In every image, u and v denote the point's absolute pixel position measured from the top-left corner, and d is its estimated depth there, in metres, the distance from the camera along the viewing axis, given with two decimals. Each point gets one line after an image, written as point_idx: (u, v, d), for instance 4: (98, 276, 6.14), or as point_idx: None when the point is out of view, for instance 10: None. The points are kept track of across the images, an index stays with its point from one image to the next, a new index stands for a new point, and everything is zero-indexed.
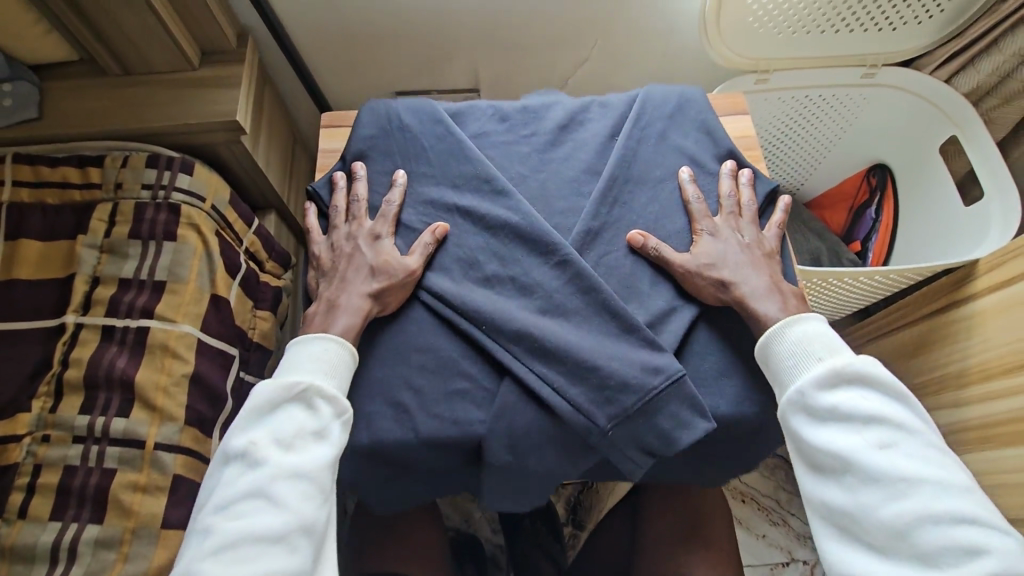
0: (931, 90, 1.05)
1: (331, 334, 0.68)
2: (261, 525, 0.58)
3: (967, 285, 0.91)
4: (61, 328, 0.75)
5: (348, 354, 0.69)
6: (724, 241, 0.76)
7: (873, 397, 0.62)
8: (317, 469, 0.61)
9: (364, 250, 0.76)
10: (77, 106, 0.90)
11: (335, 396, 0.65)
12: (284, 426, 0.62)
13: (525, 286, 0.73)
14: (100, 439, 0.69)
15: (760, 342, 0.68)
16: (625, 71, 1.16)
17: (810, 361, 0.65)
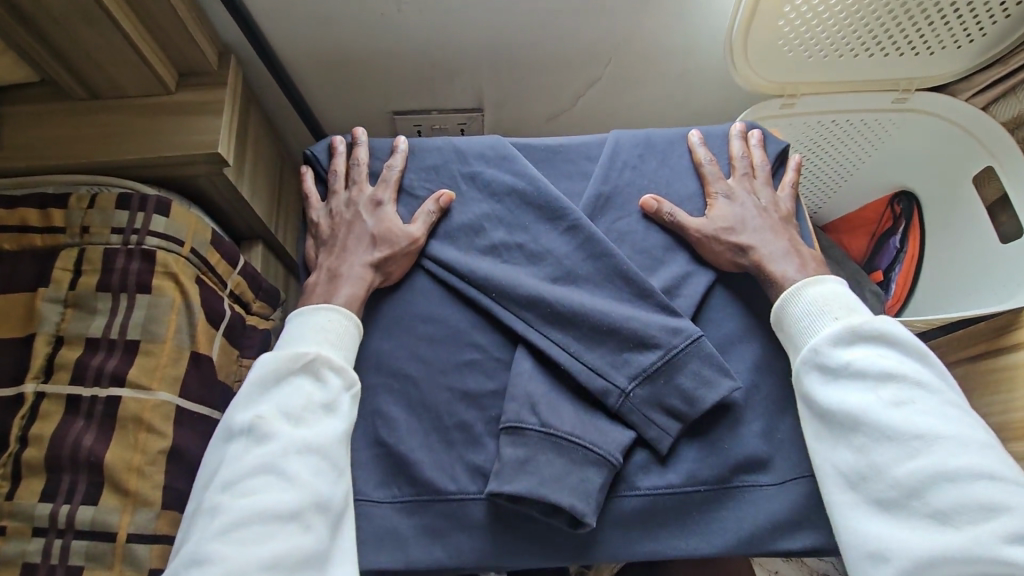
0: (968, 118, 0.98)
1: (335, 304, 0.64)
2: (271, 502, 0.53)
3: (1011, 333, 0.85)
4: (19, 398, 0.66)
5: (353, 325, 0.64)
6: (743, 203, 0.70)
7: (889, 352, 0.58)
8: (330, 442, 0.57)
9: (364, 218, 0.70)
10: (37, 136, 0.80)
11: (343, 365, 0.61)
12: (292, 398, 0.58)
13: (529, 247, 0.69)
14: (65, 531, 0.61)
15: (775, 306, 0.65)
16: (641, 92, 1.07)
17: (825, 317, 0.61)
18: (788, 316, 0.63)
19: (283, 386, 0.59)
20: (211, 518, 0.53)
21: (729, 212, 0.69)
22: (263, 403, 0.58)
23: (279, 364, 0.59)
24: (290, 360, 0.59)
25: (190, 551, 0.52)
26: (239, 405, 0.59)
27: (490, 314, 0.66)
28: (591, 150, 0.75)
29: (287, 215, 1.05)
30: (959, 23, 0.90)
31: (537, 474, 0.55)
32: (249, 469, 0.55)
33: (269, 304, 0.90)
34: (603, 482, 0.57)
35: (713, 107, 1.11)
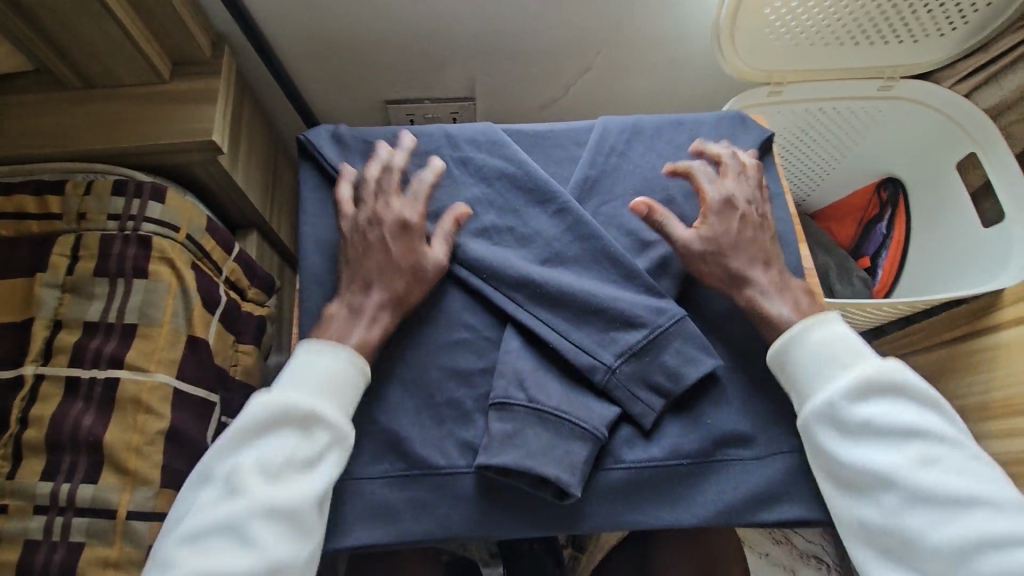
0: (951, 105, 1.00)
1: (343, 347, 0.61)
2: (228, 563, 0.53)
3: (991, 314, 0.88)
4: (19, 381, 0.67)
5: (354, 374, 0.60)
6: (739, 215, 0.67)
7: (900, 396, 0.58)
8: (301, 508, 0.55)
9: (396, 236, 0.65)
10: (33, 125, 0.81)
11: (334, 425, 0.58)
12: (274, 451, 0.57)
13: (523, 232, 0.69)
14: (65, 509, 0.63)
15: (772, 350, 0.62)
16: (631, 81, 1.09)
17: (834, 364, 0.60)
18: (793, 358, 0.61)
19: (272, 435, 0.58)
20: (171, 565, 0.54)
21: (720, 226, 0.66)
22: (246, 450, 0.58)
23: (270, 412, 0.58)
24: (281, 409, 0.58)
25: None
26: (221, 449, 0.58)
27: (479, 292, 0.67)
28: (580, 135, 0.76)
29: (280, 203, 1.06)
30: (942, 12, 0.92)
31: (524, 448, 0.57)
32: (216, 523, 0.54)
33: (264, 290, 0.90)
34: (588, 454, 0.58)
35: (702, 96, 1.13)
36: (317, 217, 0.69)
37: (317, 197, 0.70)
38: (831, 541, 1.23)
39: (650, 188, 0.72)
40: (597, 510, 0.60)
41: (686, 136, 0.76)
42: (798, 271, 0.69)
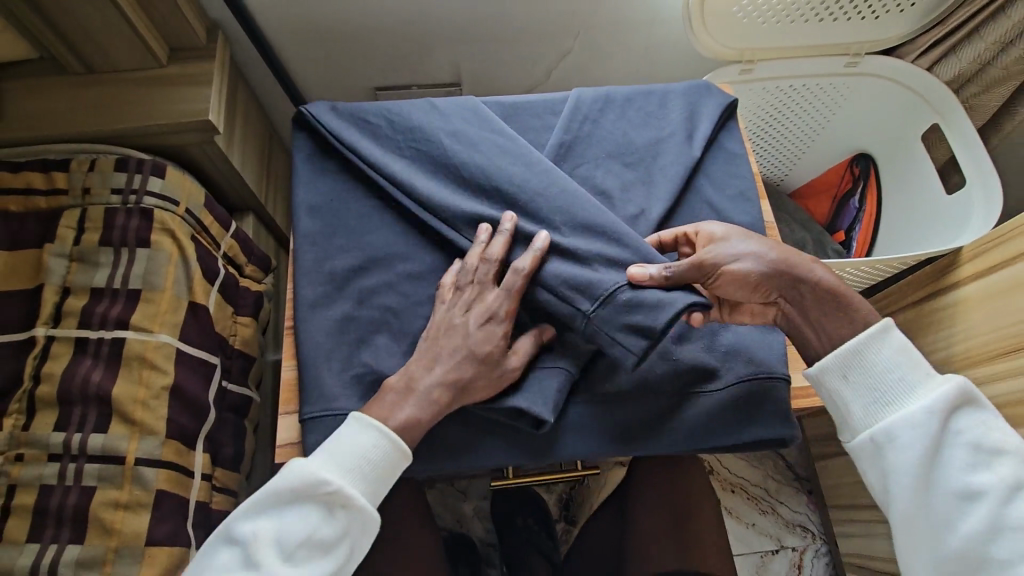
0: (914, 79, 1.04)
1: (386, 428, 0.59)
2: None
3: (951, 273, 0.93)
4: (31, 341, 0.72)
5: (392, 460, 0.59)
6: (749, 235, 0.64)
7: (968, 406, 0.59)
8: None
9: (469, 328, 0.63)
10: (37, 108, 0.85)
11: (359, 515, 0.58)
12: (294, 528, 0.56)
13: (508, 187, 0.69)
14: (78, 456, 0.68)
15: (844, 350, 0.61)
16: (611, 62, 1.13)
17: (907, 376, 0.59)
18: (860, 372, 0.60)
19: (296, 507, 0.57)
20: None
21: (741, 242, 0.63)
22: (267, 519, 0.57)
23: (303, 486, 0.56)
24: (312, 486, 0.56)
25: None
26: (246, 509, 0.57)
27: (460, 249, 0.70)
28: (555, 106, 0.81)
29: (274, 185, 1.10)
30: None
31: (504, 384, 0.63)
32: None
33: (261, 268, 0.95)
34: (561, 385, 0.63)
35: (678, 74, 1.17)
36: (309, 182, 0.74)
37: (308, 165, 0.75)
38: (816, 510, 1.22)
39: (620, 152, 0.77)
40: (571, 438, 0.65)
41: (654, 104, 0.81)
42: (759, 224, 0.74)
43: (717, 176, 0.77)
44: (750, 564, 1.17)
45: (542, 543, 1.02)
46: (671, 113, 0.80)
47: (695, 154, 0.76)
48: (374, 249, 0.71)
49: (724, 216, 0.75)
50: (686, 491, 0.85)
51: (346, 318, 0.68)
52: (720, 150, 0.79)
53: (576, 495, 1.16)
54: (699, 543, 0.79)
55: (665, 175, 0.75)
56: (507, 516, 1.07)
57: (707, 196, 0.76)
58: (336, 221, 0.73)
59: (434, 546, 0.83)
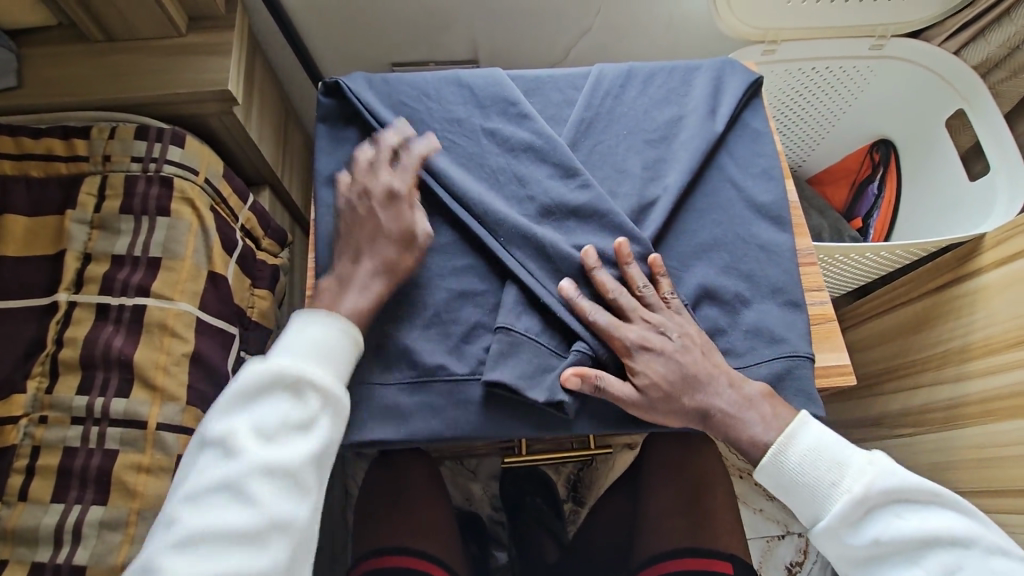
0: (941, 64, 1.03)
1: (336, 314, 0.61)
2: (229, 524, 0.51)
3: (972, 260, 0.93)
4: (54, 306, 0.73)
5: (350, 341, 0.61)
6: (668, 356, 0.62)
7: (873, 504, 0.57)
8: (298, 469, 0.54)
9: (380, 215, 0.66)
10: (55, 74, 0.85)
11: (328, 395, 0.57)
12: (272, 415, 0.55)
13: (548, 200, 0.71)
14: (100, 419, 0.69)
15: (761, 470, 0.61)
16: (633, 39, 1.11)
17: (815, 485, 0.59)
18: (781, 484, 0.61)
19: (266, 399, 0.56)
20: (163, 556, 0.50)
21: (662, 376, 0.62)
22: (240, 415, 0.55)
23: (277, 372, 0.56)
24: (279, 373, 0.56)
25: (151, 550, 0.51)
26: (212, 412, 0.55)
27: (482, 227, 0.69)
28: (577, 80, 0.80)
29: (290, 161, 1.10)
30: None
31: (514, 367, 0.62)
32: (211, 484, 0.52)
33: (277, 242, 0.94)
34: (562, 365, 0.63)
35: (698, 54, 1.16)
36: (330, 151, 0.74)
37: (330, 135, 0.75)
38: None
39: (642, 129, 0.77)
40: (593, 410, 0.65)
41: (677, 80, 0.80)
42: (783, 202, 0.74)
43: (740, 154, 0.77)
44: (758, 548, 1.18)
45: (551, 524, 1.04)
46: (695, 90, 0.79)
47: (718, 130, 0.75)
48: None
49: (746, 193, 0.74)
50: (699, 474, 0.86)
51: None
52: (745, 128, 0.78)
53: (584, 477, 1.17)
54: (714, 517, 0.80)
55: (688, 150, 0.74)
56: (515, 493, 1.09)
57: (730, 173, 0.75)
58: None
59: (447, 518, 0.84)
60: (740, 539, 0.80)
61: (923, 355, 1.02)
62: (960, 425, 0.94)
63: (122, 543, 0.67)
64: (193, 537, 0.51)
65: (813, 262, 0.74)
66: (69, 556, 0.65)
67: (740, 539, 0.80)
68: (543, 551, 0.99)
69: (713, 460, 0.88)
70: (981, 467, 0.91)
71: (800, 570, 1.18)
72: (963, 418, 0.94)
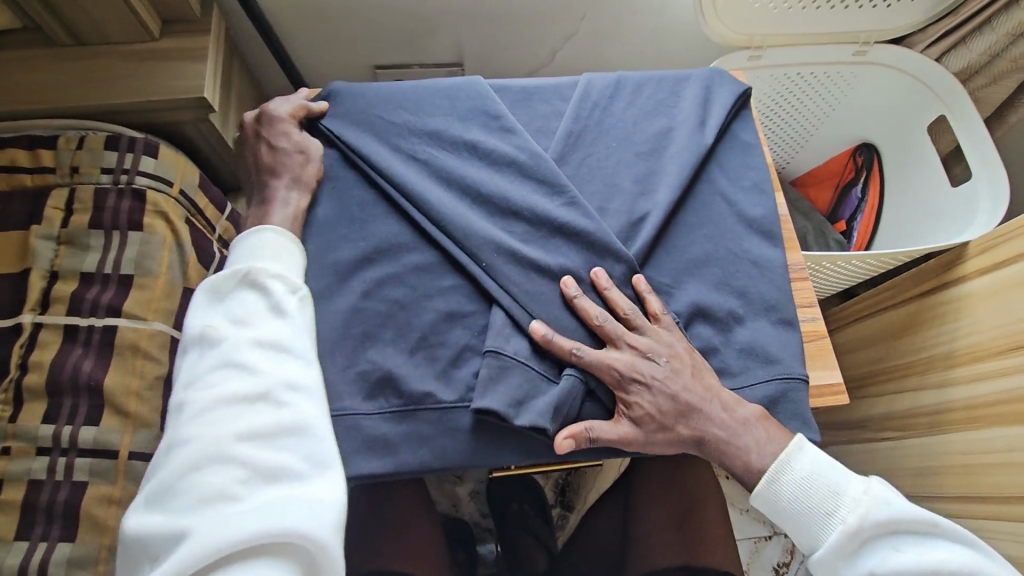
0: (924, 71, 1.02)
1: (268, 224, 0.63)
2: (232, 393, 0.51)
3: (956, 267, 0.93)
4: (18, 329, 0.69)
5: (290, 242, 0.63)
6: (658, 387, 0.61)
7: (869, 536, 0.57)
8: (287, 335, 0.54)
9: (283, 143, 0.70)
10: (16, 81, 0.80)
11: (289, 278, 0.58)
12: (241, 302, 0.55)
13: (535, 218, 0.68)
14: (68, 449, 0.66)
15: (757, 497, 0.61)
16: (621, 44, 1.10)
17: (811, 514, 0.59)
18: (778, 512, 0.61)
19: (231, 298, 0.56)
20: (178, 455, 0.48)
21: (655, 407, 0.60)
22: (211, 316, 0.55)
23: (234, 271, 0.56)
24: (232, 272, 0.57)
25: (171, 436, 0.50)
26: (182, 330, 0.55)
27: (465, 248, 0.66)
28: (564, 90, 0.78)
29: None
30: None
31: (504, 392, 0.60)
32: (204, 373, 0.52)
33: None
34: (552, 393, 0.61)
35: (686, 60, 1.14)
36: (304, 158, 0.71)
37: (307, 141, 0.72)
38: None
39: (631, 142, 0.75)
40: None
41: (666, 91, 0.79)
42: (775, 217, 0.73)
43: (731, 166, 0.75)
44: (745, 549, 1.17)
45: (538, 531, 1.03)
46: (684, 101, 0.78)
47: (708, 142, 0.74)
48: (379, 239, 0.68)
49: (738, 208, 0.73)
50: (691, 488, 0.84)
51: (353, 311, 0.65)
52: (735, 140, 0.77)
53: (572, 481, 1.13)
54: (708, 534, 0.79)
55: (679, 164, 0.72)
56: (502, 501, 1.06)
57: (721, 187, 0.74)
58: (340, 209, 0.69)
59: (434, 539, 0.81)
60: (731, 549, 0.79)
61: (906, 360, 1.02)
62: (939, 431, 0.95)
63: None
64: (200, 418, 0.50)
65: (804, 277, 0.73)
66: None
67: (730, 549, 0.78)
68: (531, 559, 0.98)
69: (705, 470, 0.86)
70: (957, 478, 0.92)
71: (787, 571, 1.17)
72: (944, 424, 0.94)
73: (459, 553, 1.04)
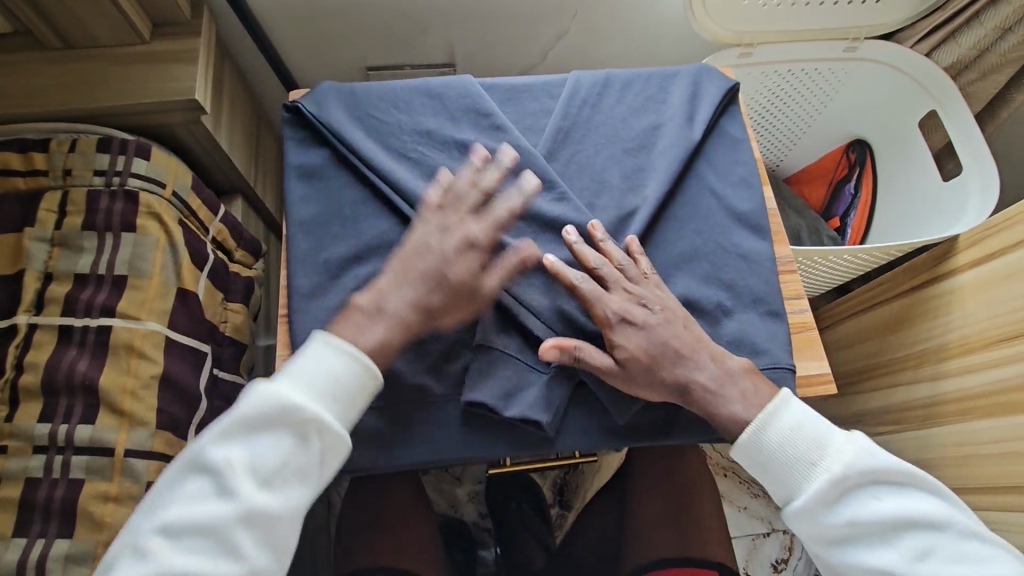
0: (914, 66, 1.03)
1: (359, 348, 0.57)
2: (211, 563, 0.51)
3: (946, 262, 0.94)
4: (13, 330, 0.70)
5: (371, 381, 0.57)
6: (649, 329, 0.62)
7: (853, 486, 0.58)
8: (289, 520, 0.54)
9: (442, 247, 0.62)
10: (8, 85, 0.81)
11: (337, 440, 0.55)
12: (270, 455, 0.53)
13: (524, 214, 0.70)
14: (64, 448, 0.67)
15: (740, 448, 0.61)
16: (612, 42, 1.10)
17: (795, 462, 0.59)
18: (759, 462, 0.61)
19: (270, 432, 0.54)
20: None
21: (641, 347, 0.61)
22: (239, 446, 0.53)
23: (284, 409, 0.53)
24: (284, 409, 0.54)
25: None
26: (208, 438, 0.54)
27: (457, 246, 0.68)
28: (554, 89, 0.79)
29: (263, 170, 1.08)
30: None
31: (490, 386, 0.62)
32: (196, 523, 0.52)
33: (251, 253, 0.92)
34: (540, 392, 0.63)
35: (676, 57, 1.15)
36: (296, 161, 0.72)
37: (298, 144, 0.73)
38: None
39: (619, 139, 0.76)
40: (577, 426, 0.64)
41: (654, 88, 0.80)
42: (762, 211, 0.74)
43: (720, 162, 0.76)
44: (743, 549, 1.19)
45: (536, 528, 1.03)
46: (672, 98, 0.79)
47: (695, 138, 0.75)
48: (370, 238, 0.69)
49: (726, 203, 0.74)
50: (686, 482, 0.85)
51: (344, 308, 0.66)
52: (723, 136, 0.78)
53: (570, 480, 1.13)
54: (704, 528, 0.79)
55: (668, 161, 0.73)
56: (501, 499, 1.08)
57: (709, 183, 0.75)
58: (331, 210, 0.70)
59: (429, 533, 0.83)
60: (727, 544, 0.80)
61: (898, 355, 1.03)
62: (937, 424, 0.96)
63: None
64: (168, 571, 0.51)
65: (792, 270, 0.74)
66: None
67: (727, 545, 0.79)
68: (529, 556, 0.99)
69: (701, 465, 0.87)
70: (957, 466, 0.93)
71: (786, 567, 1.18)
72: (940, 416, 0.95)
73: (458, 554, 1.05)
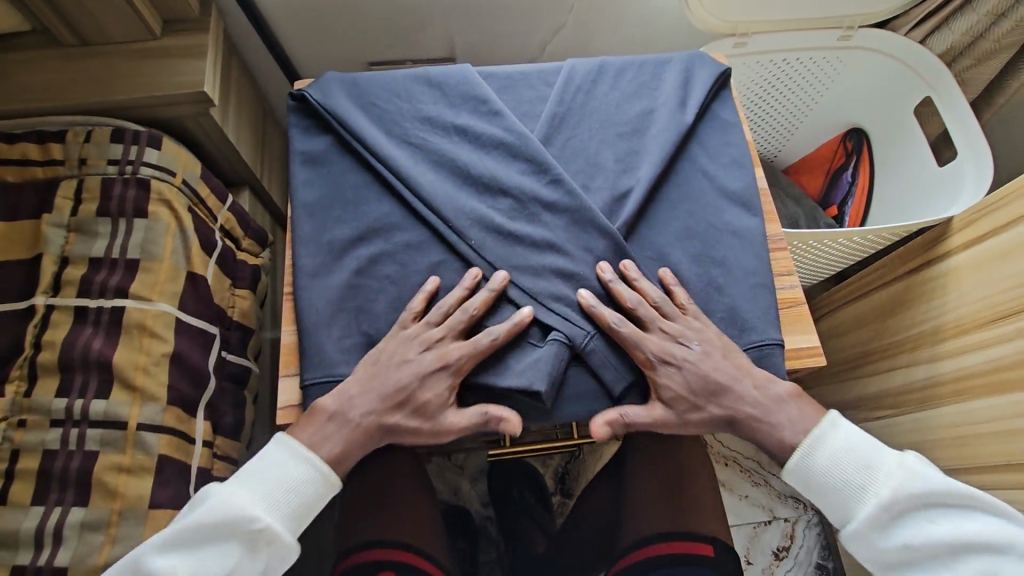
0: (908, 54, 1.05)
1: (317, 461, 0.61)
2: None
3: (941, 244, 0.95)
4: (32, 310, 0.73)
5: (325, 492, 0.62)
6: (689, 366, 0.64)
7: (906, 509, 0.60)
8: None
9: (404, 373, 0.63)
10: (27, 80, 0.84)
11: (282, 550, 0.59)
12: (215, 565, 0.57)
13: (521, 196, 0.72)
14: (80, 421, 0.70)
15: (790, 472, 0.64)
16: (609, 34, 1.13)
17: (847, 486, 0.61)
18: (811, 486, 0.63)
19: (213, 541, 0.57)
20: None
21: (683, 386, 0.63)
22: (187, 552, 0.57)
23: (237, 519, 0.57)
24: (237, 520, 0.57)
25: None
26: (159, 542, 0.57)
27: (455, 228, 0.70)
28: (549, 76, 0.81)
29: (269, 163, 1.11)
30: None
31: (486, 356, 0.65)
32: None
33: (258, 242, 0.95)
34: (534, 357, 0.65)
35: (672, 48, 1.17)
36: (299, 149, 0.75)
37: (301, 132, 0.76)
38: None
39: (613, 123, 0.78)
40: (573, 396, 0.66)
41: (648, 74, 0.82)
42: (753, 190, 0.75)
43: (712, 145, 0.78)
44: (744, 534, 1.20)
45: (539, 515, 1.06)
46: (665, 83, 0.80)
47: (687, 121, 0.77)
48: (371, 220, 0.71)
49: (717, 183, 0.75)
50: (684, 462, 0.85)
51: (347, 287, 0.69)
52: (715, 119, 0.79)
53: (571, 469, 1.17)
54: (699, 507, 0.81)
55: (660, 143, 0.75)
56: (504, 484, 1.10)
57: (701, 164, 0.76)
58: (333, 194, 0.73)
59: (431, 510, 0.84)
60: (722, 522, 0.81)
61: (894, 339, 1.04)
62: (934, 405, 0.96)
63: (103, 544, 0.67)
64: None
65: (783, 248, 0.76)
66: (51, 556, 0.65)
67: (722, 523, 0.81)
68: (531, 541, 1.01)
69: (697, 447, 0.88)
70: (954, 446, 0.93)
71: (787, 554, 1.19)
72: (936, 397, 0.96)
73: (461, 542, 1.05)
